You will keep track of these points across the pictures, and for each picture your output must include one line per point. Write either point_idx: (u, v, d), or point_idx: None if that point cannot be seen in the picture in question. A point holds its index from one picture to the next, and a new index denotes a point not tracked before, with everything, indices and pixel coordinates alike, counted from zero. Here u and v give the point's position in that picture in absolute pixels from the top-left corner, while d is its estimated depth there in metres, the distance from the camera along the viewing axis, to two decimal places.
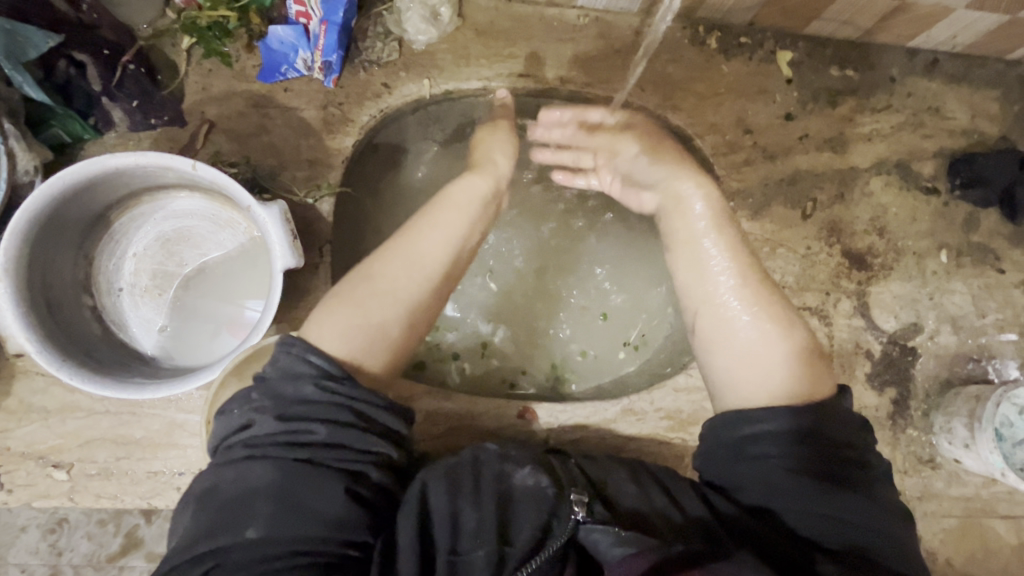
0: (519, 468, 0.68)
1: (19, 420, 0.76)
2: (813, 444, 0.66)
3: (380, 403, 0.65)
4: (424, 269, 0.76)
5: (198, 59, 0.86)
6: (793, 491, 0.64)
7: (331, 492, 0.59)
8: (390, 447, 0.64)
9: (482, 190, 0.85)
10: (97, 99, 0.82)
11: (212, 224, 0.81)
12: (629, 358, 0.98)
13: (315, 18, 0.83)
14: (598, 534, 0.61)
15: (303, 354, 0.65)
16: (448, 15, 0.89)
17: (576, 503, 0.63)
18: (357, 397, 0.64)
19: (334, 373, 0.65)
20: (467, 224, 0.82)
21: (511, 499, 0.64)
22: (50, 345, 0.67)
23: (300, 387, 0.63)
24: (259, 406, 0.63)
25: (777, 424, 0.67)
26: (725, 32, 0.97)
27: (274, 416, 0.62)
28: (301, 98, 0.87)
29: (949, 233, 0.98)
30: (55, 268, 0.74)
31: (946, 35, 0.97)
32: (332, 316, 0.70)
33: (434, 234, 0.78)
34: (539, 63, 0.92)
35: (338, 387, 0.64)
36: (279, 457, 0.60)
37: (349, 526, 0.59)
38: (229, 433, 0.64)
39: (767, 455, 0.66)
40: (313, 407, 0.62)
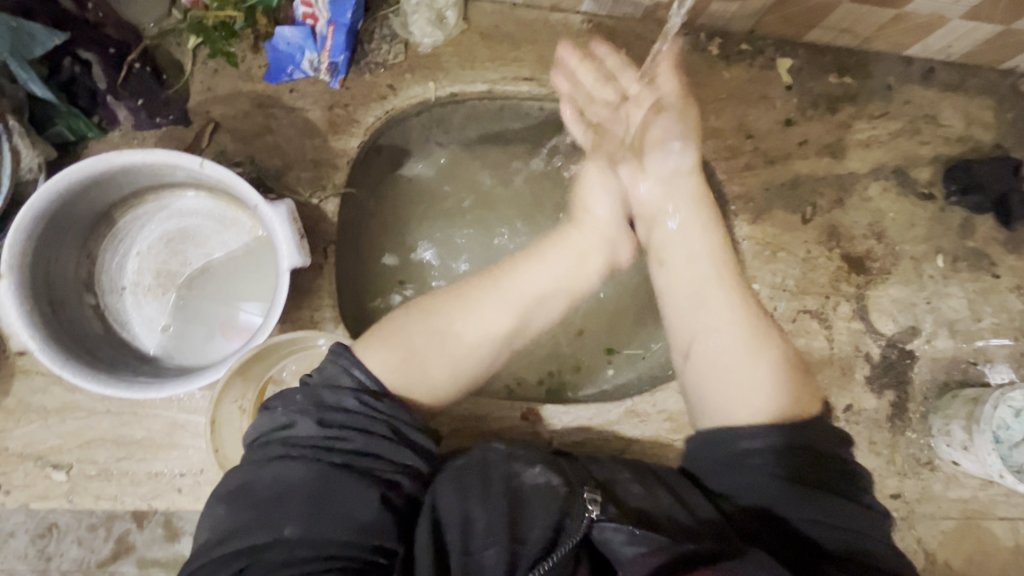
0: (530, 468, 0.68)
1: (18, 419, 0.75)
2: (798, 448, 0.67)
3: (415, 423, 0.67)
4: (490, 330, 0.73)
5: (204, 58, 0.86)
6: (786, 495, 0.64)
7: (366, 497, 0.60)
8: (422, 460, 0.66)
9: (577, 245, 0.80)
10: (102, 96, 0.81)
11: (218, 224, 0.81)
12: (620, 366, 0.99)
13: (321, 19, 0.84)
14: (611, 533, 0.62)
15: (350, 368, 0.67)
16: (453, 19, 0.90)
17: (589, 502, 0.63)
18: (396, 413, 0.66)
19: (374, 389, 0.67)
20: (551, 283, 0.77)
21: (522, 500, 0.64)
22: (53, 343, 0.67)
23: (341, 398, 0.65)
24: (302, 408, 0.64)
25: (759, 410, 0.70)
26: (726, 39, 0.99)
27: (315, 421, 0.62)
28: (307, 99, 0.87)
29: (946, 238, 1.00)
30: (60, 266, 0.73)
31: (941, 44, 0.99)
32: (385, 342, 0.70)
33: (513, 302, 0.74)
34: (543, 67, 0.93)
35: (377, 403, 0.65)
36: (318, 460, 0.60)
37: (382, 533, 0.59)
38: (266, 430, 0.64)
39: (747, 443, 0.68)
40: (352, 416, 0.64)
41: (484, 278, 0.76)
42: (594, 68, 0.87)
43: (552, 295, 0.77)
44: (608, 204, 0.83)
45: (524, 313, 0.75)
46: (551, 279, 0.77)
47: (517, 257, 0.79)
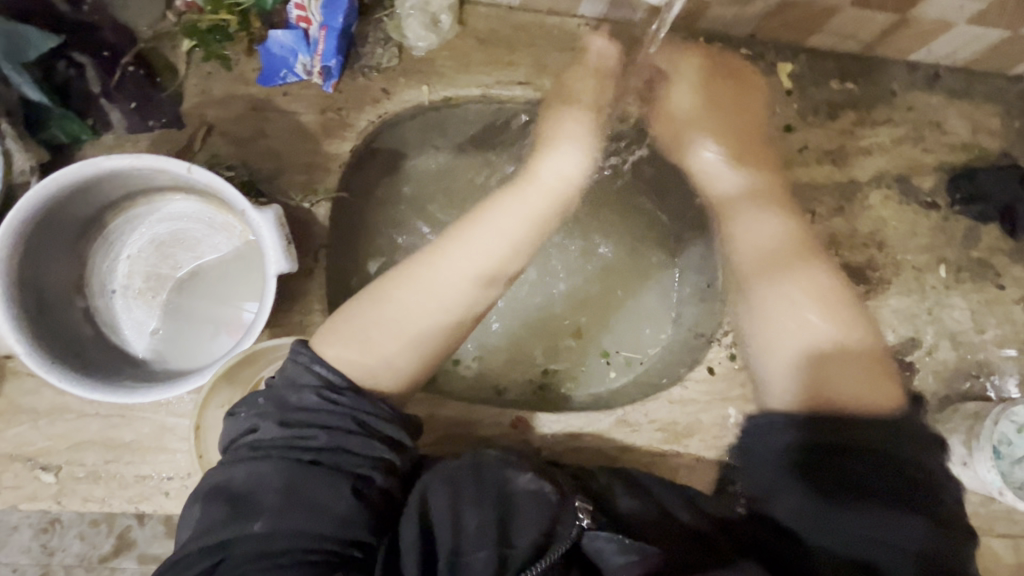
0: (522, 473, 0.67)
1: (8, 421, 0.76)
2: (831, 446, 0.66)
3: (382, 414, 0.65)
4: (443, 297, 0.72)
5: (198, 61, 0.86)
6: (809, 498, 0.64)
7: (337, 492, 0.59)
8: (394, 452, 0.64)
9: (528, 199, 0.80)
10: (97, 99, 0.82)
11: (208, 227, 0.81)
12: (616, 372, 0.98)
13: (315, 23, 0.83)
14: (602, 543, 0.63)
15: (310, 365, 0.66)
16: (448, 23, 0.89)
17: (581, 510, 0.65)
18: (361, 406, 0.65)
19: (337, 383, 0.65)
20: (502, 242, 0.76)
21: (514, 505, 0.64)
22: (40, 347, 0.67)
23: (302, 395, 0.63)
24: (263, 411, 0.63)
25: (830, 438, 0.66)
26: (726, 43, 0.98)
27: (278, 421, 0.62)
28: (300, 102, 0.87)
29: (949, 248, 0.98)
30: (49, 269, 0.74)
31: (947, 50, 0.97)
32: (343, 333, 0.69)
33: (459, 267, 0.73)
34: (539, 71, 0.92)
35: (340, 398, 0.64)
36: (283, 458, 0.60)
37: (354, 525, 0.59)
38: (232, 436, 0.64)
39: (816, 480, 0.65)
40: (316, 413, 0.63)
41: (430, 249, 0.75)
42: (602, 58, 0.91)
43: (505, 259, 0.76)
44: (569, 160, 0.84)
45: (475, 280, 0.73)
46: (504, 240, 0.76)
47: (465, 222, 0.77)
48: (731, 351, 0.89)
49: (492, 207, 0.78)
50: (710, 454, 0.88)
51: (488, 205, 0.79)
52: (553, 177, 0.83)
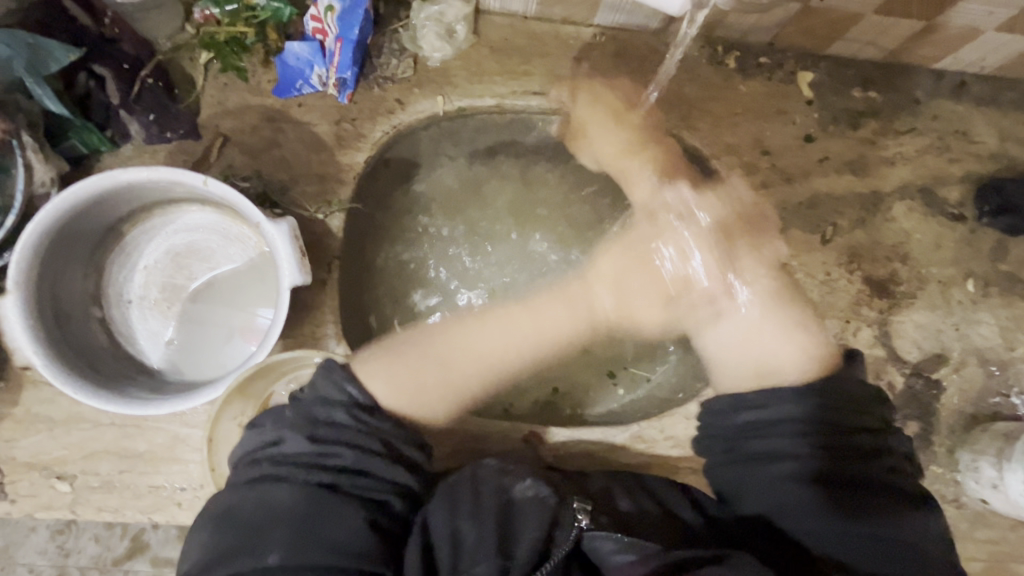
0: (519, 480, 0.66)
1: (25, 429, 0.77)
2: (819, 440, 0.66)
3: (410, 439, 0.66)
4: (482, 361, 0.75)
5: (215, 73, 0.86)
6: (802, 500, 0.64)
7: (353, 520, 0.59)
8: (414, 477, 0.64)
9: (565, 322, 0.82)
10: (115, 112, 0.82)
11: (223, 238, 0.81)
12: (625, 387, 0.96)
13: (331, 34, 0.83)
14: (601, 541, 0.61)
15: (344, 383, 0.67)
16: (463, 33, 0.89)
17: (580, 511, 0.63)
18: (389, 430, 0.65)
19: (368, 404, 0.66)
20: (556, 324, 0.81)
21: (512, 515, 0.62)
22: (56, 358, 0.67)
23: (332, 412, 0.64)
24: (292, 425, 0.63)
25: (779, 412, 0.69)
26: (744, 52, 0.96)
27: (306, 437, 0.62)
28: (315, 113, 0.87)
29: (977, 261, 0.95)
30: (66, 281, 0.74)
31: (974, 57, 0.94)
32: (390, 369, 0.70)
33: (522, 336, 0.78)
34: (554, 81, 0.91)
35: (369, 418, 0.65)
36: (304, 480, 0.60)
37: (368, 557, 0.58)
38: (254, 448, 0.64)
39: (771, 458, 0.67)
40: (343, 432, 0.63)
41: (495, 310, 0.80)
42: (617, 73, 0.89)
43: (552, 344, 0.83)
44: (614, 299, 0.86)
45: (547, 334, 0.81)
46: (553, 338, 0.82)
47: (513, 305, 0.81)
48: None
49: (542, 310, 0.81)
50: None
51: (533, 301, 0.82)
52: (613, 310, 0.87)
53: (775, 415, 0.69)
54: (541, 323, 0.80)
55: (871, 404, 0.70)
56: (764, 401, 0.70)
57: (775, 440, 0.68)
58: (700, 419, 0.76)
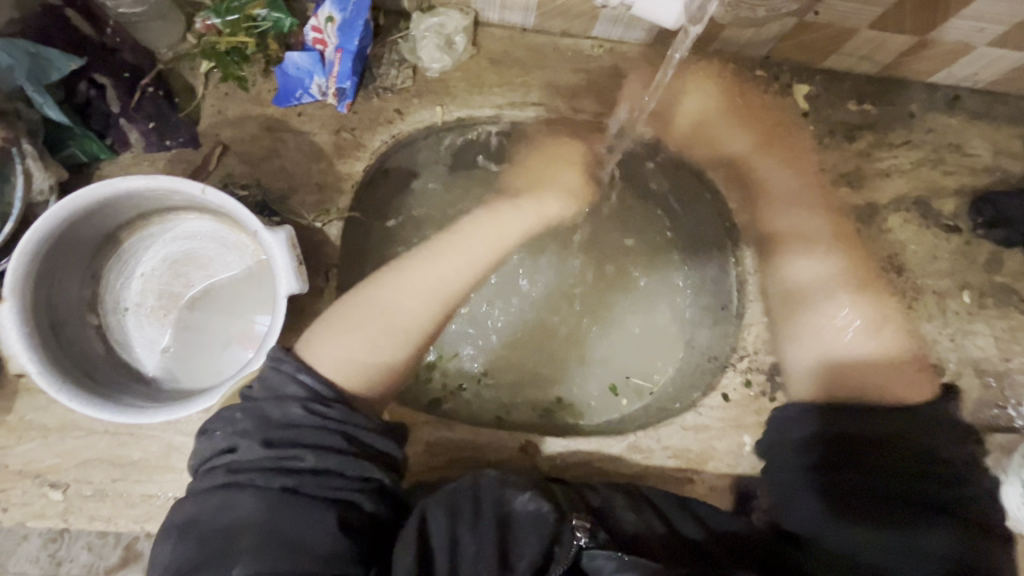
0: (519, 493, 0.65)
1: (19, 437, 0.76)
2: (903, 464, 0.65)
3: (373, 428, 0.65)
4: (423, 295, 0.77)
5: (216, 82, 0.87)
6: (865, 517, 0.64)
7: (320, 522, 0.59)
8: (382, 473, 0.64)
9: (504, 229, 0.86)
10: (115, 119, 0.83)
11: (220, 246, 0.81)
12: (624, 399, 0.97)
13: (331, 45, 0.84)
14: (602, 561, 0.60)
15: (294, 374, 0.66)
16: (462, 44, 0.90)
17: (578, 529, 0.62)
18: (348, 421, 0.64)
19: (324, 395, 0.65)
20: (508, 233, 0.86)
21: (511, 529, 0.62)
22: (51, 365, 0.67)
23: (286, 410, 0.63)
24: (244, 430, 0.62)
25: (855, 427, 0.69)
26: (741, 64, 0.97)
27: (261, 442, 0.61)
28: (315, 123, 0.87)
29: (972, 272, 0.95)
30: (63, 288, 0.74)
31: (968, 72, 0.95)
32: (335, 333, 0.72)
33: (450, 258, 0.80)
34: (552, 92, 0.92)
35: (325, 411, 0.64)
36: (264, 486, 0.59)
37: (338, 559, 0.58)
38: (210, 454, 0.63)
39: (843, 470, 0.67)
40: (301, 432, 0.62)
41: (421, 250, 0.81)
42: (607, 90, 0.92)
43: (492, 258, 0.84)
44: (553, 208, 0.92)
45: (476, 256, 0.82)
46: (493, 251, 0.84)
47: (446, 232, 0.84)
48: (746, 377, 0.88)
49: (476, 228, 0.84)
50: (725, 482, 0.86)
51: (467, 222, 0.85)
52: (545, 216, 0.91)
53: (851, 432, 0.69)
54: (479, 239, 0.83)
55: (962, 440, 0.68)
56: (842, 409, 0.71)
57: (848, 455, 0.68)
58: (768, 425, 0.77)
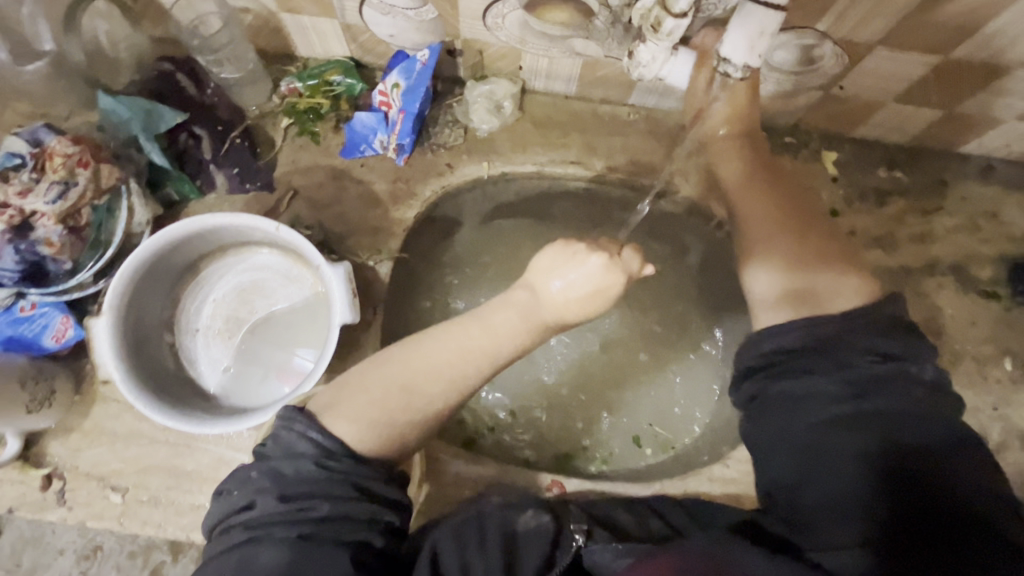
0: (521, 512, 0.71)
1: (90, 440, 0.84)
2: (848, 377, 0.66)
3: (382, 477, 0.68)
4: (429, 385, 0.72)
5: (292, 137, 0.99)
6: (826, 449, 0.64)
7: (338, 564, 0.60)
8: (393, 514, 0.67)
9: (515, 326, 0.71)
10: (205, 165, 0.95)
11: (284, 278, 0.90)
12: (650, 449, 0.99)
13: (395, 107, 0.95)
14: (599, 554, 0.67)
15: (306, 432, 0.68)
16: (510, 108, 1.00)
17: (576, 531, 0.70)
18: (358, 471, 0.67)
19: (333, 450, 0.68)
20: (521, 326, 0.71)
21: (516, 541, 0.68)
22: (133, 374, 0.76)
23: (300, 465, 0.66)
24: (259, 486, 0.65)
25: (800, 349, 0.70)
26: (770, 131, 1.03)
27: (276, 496, 0.64)
28: (375, 173, 0.98)
29: (1014, 340, 0.94)
30: (148, 308, 0.84)
31: (999, 144, 0.98)
32: (349, 405, 0.71)
33: (460, 353, 0.71)
34: (589, 152, 1.00)
35: (337, 464, 0.66)
36: (282, 537, 0.62)
37: None
38: (228, 513, 0.66)
39: (797, 398, 0.68)
40: (313, 484, 0.64)
41: (434, 331, 0.74)
42: (641, 152, 1.00)
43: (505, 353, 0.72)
44: (576, 282, 0.67)
45: (488, 349, 0.71)
46: (505, 348, 0.72)
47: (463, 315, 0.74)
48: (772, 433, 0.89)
49: (491, 321, 0.71)
50: None
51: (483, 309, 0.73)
52: (567, 306, 0.68)
53: (801, 352, 0.70)
54: (491, 336, 0.71)
55: (891, 326, 0.70)
56: (780, 328, 0.73)
57: (796, 380, 0.68)
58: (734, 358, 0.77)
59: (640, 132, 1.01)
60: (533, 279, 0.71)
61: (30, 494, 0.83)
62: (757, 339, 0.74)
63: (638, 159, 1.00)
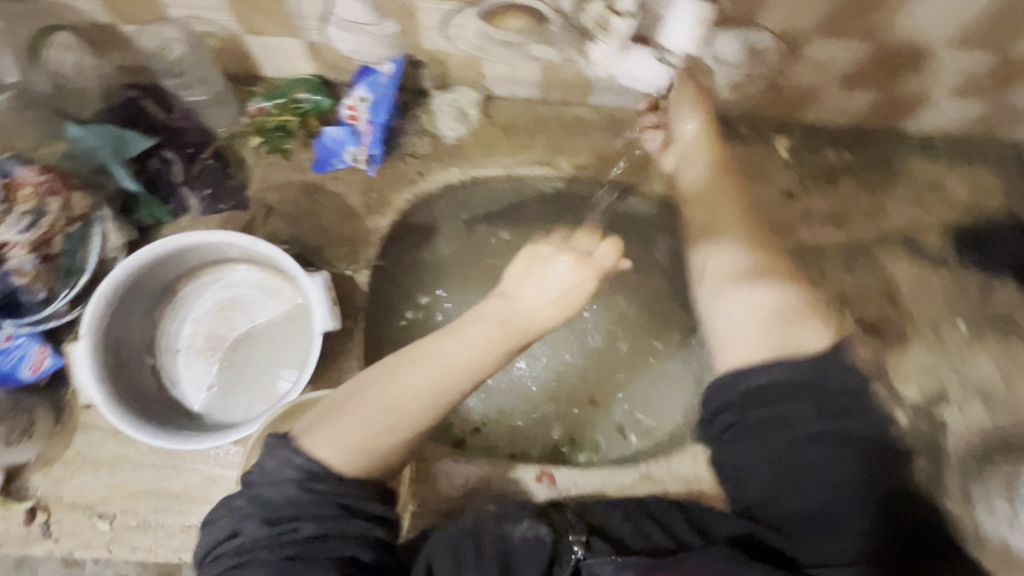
0: (517, 523, 0.71)
1: (74, 470, 0.83)
2: (824, 406, 0.69)
3: (367, 492, 0.68)
4: (414, 400, 0.69)
5: (262, 155, 1.00)
6: (802, 474, 0.68)
7: None
8: (380, 528, 0.67)
9: (498, 331, 0.71)
10: (177, 187, 0.96)
11: (262, 293, 0.90)
12: (635, 435, 1.02)
13: (362, 119, 0.97)
14: (599, 567, 0.67)
15: (288, 455, 0.67)
16: (474, 115, 1.04)
17: (575, 542, 0.70)
18: (344, 489, 0.67)
19: (315, 471, 0.67)
20: (505, 333, 0.71)
21: (512, 558, 0.68)
22: (115, 395, 0.76)
23: (283, 490, 0.66)
24: (245, 513, 0.65)
25: (781, 379, 0.71)
26: (724, 122, 1.08)
27: (261, 522, 0.64)
28: (348, 186, 1.00)
29: (965, 303, 0.99)
30: (127, 330, 0.84)
31: (935, 121, 1.05)
32: (333, 427, 0.69)
33: (444, 364, 0.70)
34: (554, 153, 1.04)
35: (321, 485, 0.66)
36: (270, 561, 0.63)
37: None
38: (215, 540, 0.66)
39: (776, 425, 0.69)
40: (297, 507, 0.65)
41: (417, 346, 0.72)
42: (604, 150, 1.04)
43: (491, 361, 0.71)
44: (551, 284, 0.70)
45: (472, 356, 0.70)
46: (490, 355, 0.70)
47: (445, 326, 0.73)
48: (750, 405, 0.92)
49: (473, 329, 0.71)
50: None
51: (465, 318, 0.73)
52: (545, 308, 0.71)
53: (783, 381, 0.71)
54: (475, 343, 0.70)
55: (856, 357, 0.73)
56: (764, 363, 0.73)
57: (779, 408, 0.70)
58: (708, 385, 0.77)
59: (602, 130, 1.05)
60: (513, 285, 0.72)
61: (13, 529, 0.81)
62: (738, 372, 0.74)
63: (601, 156, 1.04)
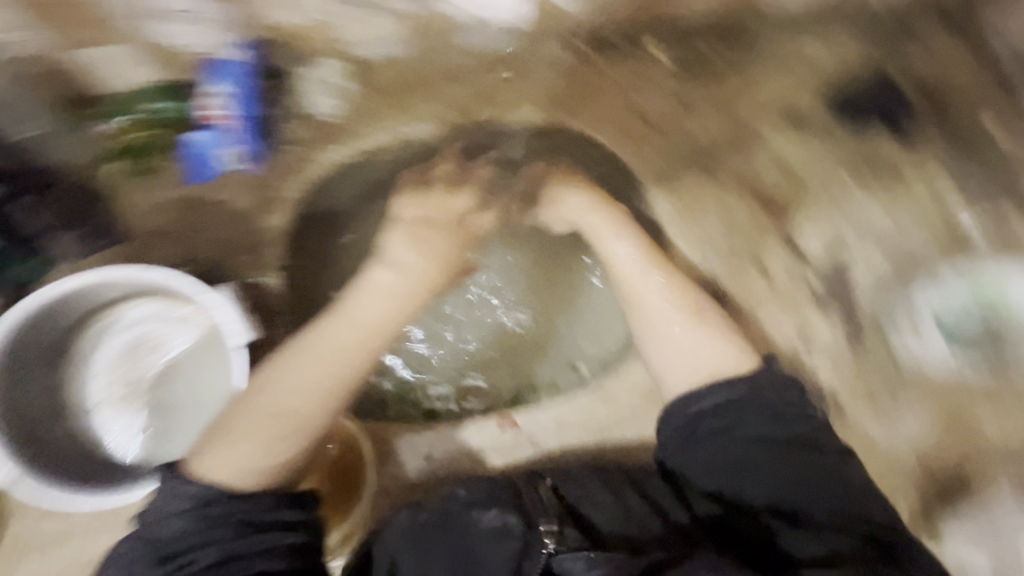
0: (485, 511, 0.71)
1: (19, 557, 0.78)
2: (771, 415, 0.72)
3: (271, 503, 0.65)
4: (307, 396, 0.69)
5: (128, 178, 0.92)
6: (759, 479, 0.70)
7: None
8: (292, 535, 0.64)
9: (377, 306, 0.75)
10: (45, 234, 0.86)
11: (167, 322, 0.84)
12: None
13: (225, 116, 0.90)
14: (570, 562, 0.65)
15: (176, 490, 0.64)
16: (342, 82, 0.97)
17: (546, 534, 0.68)
18: (245, 506, 0.64)
19: (209, 497, 0.63)
20: (386, 307, 0.76)
21: (477, 547, 0.68)
22: (36, 469, 0.71)
23: (173, 524, 0.62)
24: (135, 559, 0.61)
25: (727, 396, 0.74)
26: None
27: (153, 562, 0.61)
28: (230, 189, 0.93)
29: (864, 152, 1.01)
30: (31, 399, 0.78)
31: None
32: (226, 446, 0.66)
33: (330, 352, 0.71)
34: (433, 101, 0.97)
35: (215, 509, 0.63)
36: None
37: None
38: None
39: (724, 433, 0.72)
40: (191, 537, 0.61)
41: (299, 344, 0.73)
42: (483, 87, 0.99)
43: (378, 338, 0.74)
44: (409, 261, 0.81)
45: (358, 338, 0.73)
46: (374, 331, 0.74)
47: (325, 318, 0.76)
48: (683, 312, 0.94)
49: (353, 310, 0.75)
50: None
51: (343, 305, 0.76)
52: (410, 278, 0.80)
53: (731, 398, 0.74)
54: (356, 322, 0.74)
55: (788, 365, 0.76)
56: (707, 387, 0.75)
57: (729, 420, 0.73)
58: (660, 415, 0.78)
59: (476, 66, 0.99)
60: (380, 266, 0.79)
61: None
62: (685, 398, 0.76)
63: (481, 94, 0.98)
